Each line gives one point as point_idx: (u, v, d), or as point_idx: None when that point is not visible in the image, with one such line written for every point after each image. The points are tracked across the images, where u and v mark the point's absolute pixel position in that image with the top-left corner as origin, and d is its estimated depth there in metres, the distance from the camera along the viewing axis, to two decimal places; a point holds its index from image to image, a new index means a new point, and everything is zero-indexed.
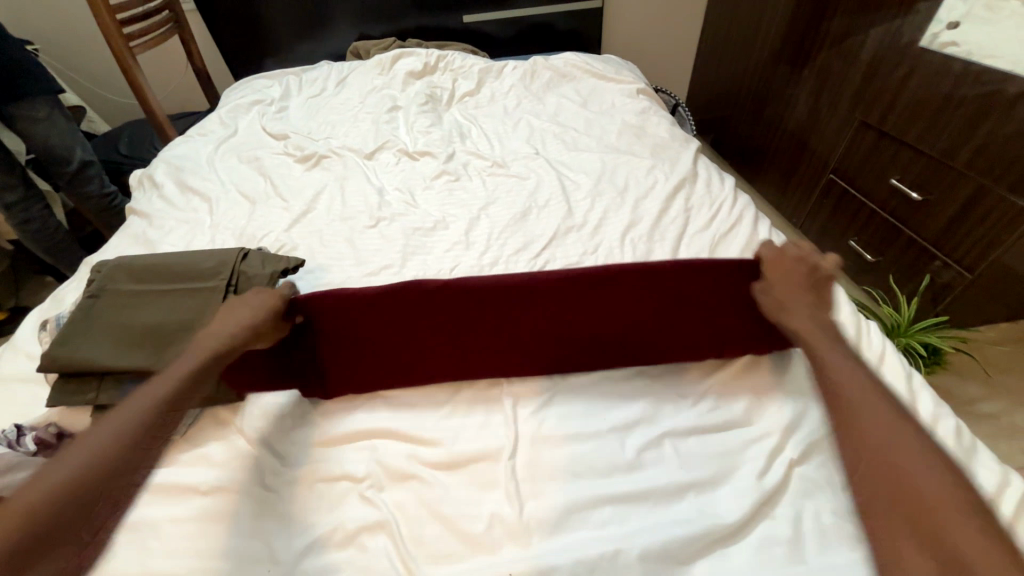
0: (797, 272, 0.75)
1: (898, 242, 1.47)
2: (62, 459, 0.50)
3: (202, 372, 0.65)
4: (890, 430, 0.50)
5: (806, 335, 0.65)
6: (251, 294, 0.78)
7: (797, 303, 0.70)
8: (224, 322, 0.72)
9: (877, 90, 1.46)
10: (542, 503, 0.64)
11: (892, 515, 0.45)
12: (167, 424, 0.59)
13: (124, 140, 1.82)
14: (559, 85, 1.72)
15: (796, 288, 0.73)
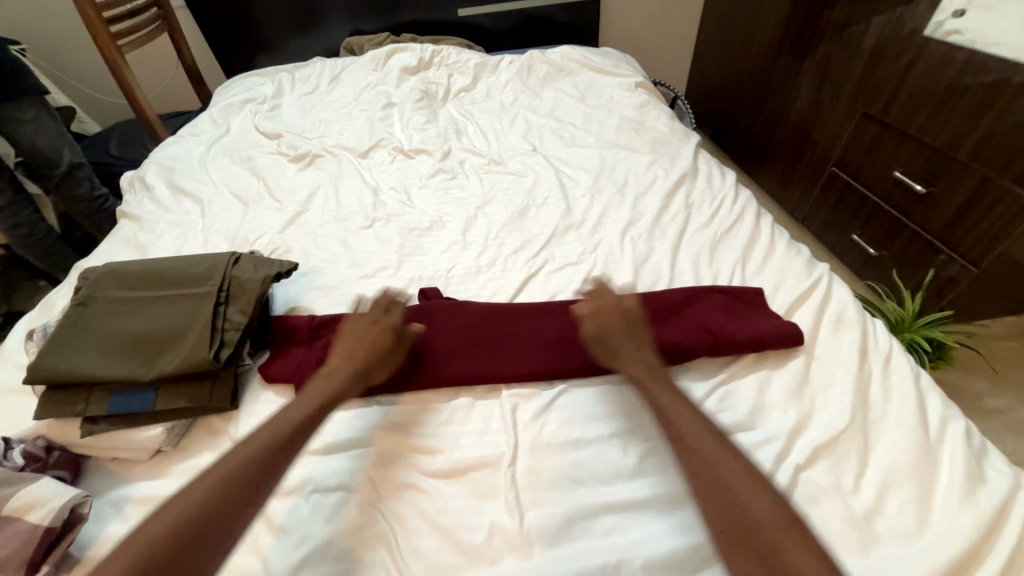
0: (608, 311, 0.76)
1: (901, 235, 1.45)
2: (173, 504, 0.52)
3: (310, 417, 0.64)
4: (732, 471, 0.55)
5: (641, 376, 0.67)
6: (369, 320, 0.78)
7: (623, 345, 0.71)
8: (340, 358, 0.72)
9: (880, 81, 1.43)
10: (543, 512, 0.62)
11: (745, 552, 0.49)
12: (268, 475, 0.56)
13: (115, 141, 1.79)
14: (556, 79, 1.69)
15: (620, 333, 0.73)
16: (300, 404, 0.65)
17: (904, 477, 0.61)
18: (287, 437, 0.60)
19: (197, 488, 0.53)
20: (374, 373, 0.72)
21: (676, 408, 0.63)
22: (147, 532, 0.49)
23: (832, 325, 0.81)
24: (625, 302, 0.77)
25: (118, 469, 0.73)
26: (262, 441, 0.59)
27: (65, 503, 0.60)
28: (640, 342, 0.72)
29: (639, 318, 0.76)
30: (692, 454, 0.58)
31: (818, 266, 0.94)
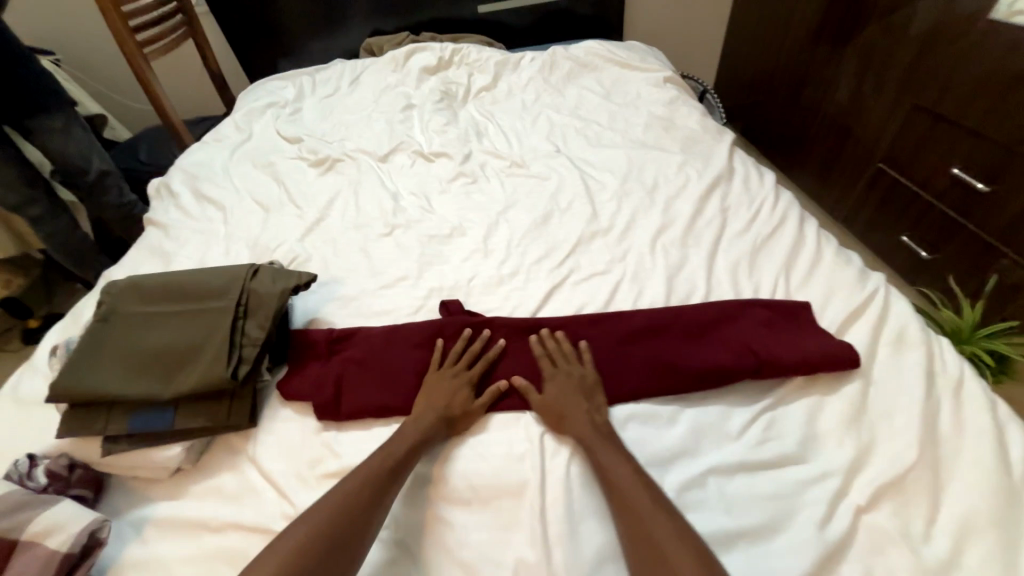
0: (562, 379, 0.74)
1: (958, 238, 1.34)
2: (296, 530, 0.56)
3: (410, 451, 0.66)
4: (658, 525, 0.55)
5: (591, 441, 0.65)
6: (451, 373, 0.77)
7: (575, 410, 0.69)
8: (424, 407, 0.72)
9: (933, 70, 1.32)
10: (576, 550, 0.58)
11: None
12: (377, 507, 0.60)
13: (143, 147, 1.82)
14: (580, 75, 1.63)
15: (566, 396, 0.71)
16: (401, 438, 0.67)
17: (983, 525, 0.56)
18: (391, 470, 0.63)
19: (316, 516, 0.57)
20: (461, 424, 0.71)
21: (623, 476, 0.60)
22: (275, 554, 0.53)
23: (892, 345, 0.75)
24: (579, 368, 0.75)
25: (140, 487, 0.72)
26: (369, 474, 0.62)
27: (82, 529, 0.59)
28: (594, 408, 0.70)
29: (591, 381, 0.73)
30: (642, 537, 0.55)
31: (872, 277, 0.86)
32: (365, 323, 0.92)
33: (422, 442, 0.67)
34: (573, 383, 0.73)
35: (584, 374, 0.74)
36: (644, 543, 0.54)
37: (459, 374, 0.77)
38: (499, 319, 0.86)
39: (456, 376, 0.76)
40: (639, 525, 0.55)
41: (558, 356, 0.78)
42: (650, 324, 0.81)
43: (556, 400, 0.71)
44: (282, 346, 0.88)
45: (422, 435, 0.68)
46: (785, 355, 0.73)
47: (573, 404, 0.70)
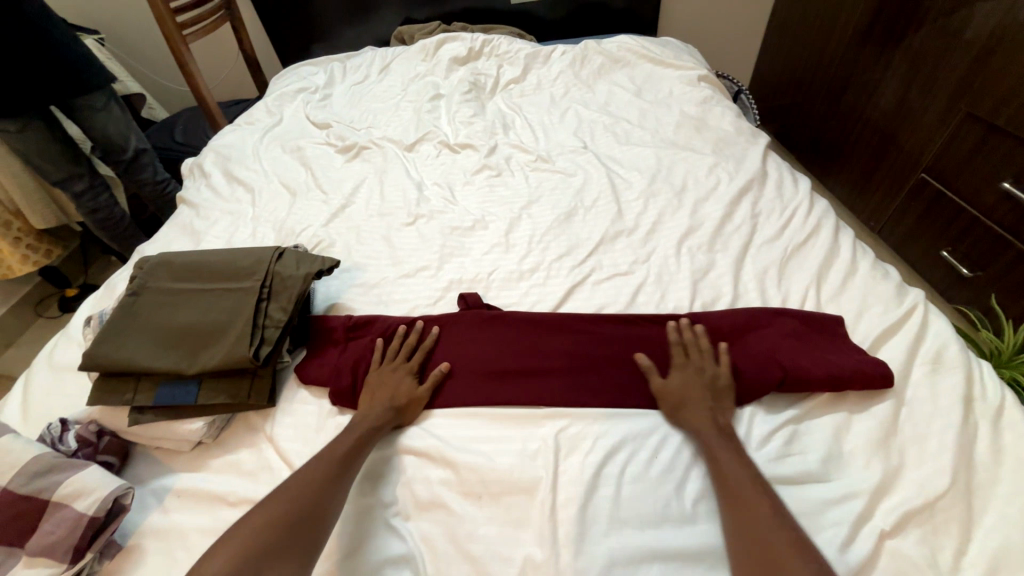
0: (688, 371, 0.72)
1: (1004, 257, 1.27)
2: (264, 507, 0.57)
3: (367, 434, 0.68)
4: (771, 528, 0.53)
5: (710, 438, 0.64)
6: (393, 366, 0.78)
7: (696, 406, 0.68)
8: (370, 399, 0.74)
9: (993, 77, 1.24)
10: (585, 553, 0.57)
11: None
12: (341, 483, 0.62)
13: (179, 127, 1.87)
14: (611, 71, 1.59)
15: (694, 390, 0.69)
16: (357, 424, 0.69)
17: (1019, 561, 0.53)
18: (350, 451, 0.65)
19: (280, 496, 0.58)
20: (409, 410, 0.74)
21: (739, 476, 0.59)
22: (243, 530, 0.55)
23: (929, 365, 0.72)
24: (711, 365, 0.73)
25: (163, 457, 0.75)
26: (329, 456, 0.64)
27: (109, 494, 0.61)
28: (718, 409, 0.68)
29: (722, 384, 0.70)
30: (752, 540, 0.53)
31: (910, 293, 0.83)
32: (384, 311, 0.93)
33: (379, 426, 0.70)
34: (702, 380, 0.71)
35: (717, 373, 0.71)
36: (754, 546, 0.52)
37: (398, 366, 0.78)
38: (514, 314, 0.86)
39: (394, 368, 0.78)
40: (750, 526, 0.54)
41: (693, 348, 0.75)
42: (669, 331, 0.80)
43: (680, 394, 0.69)
44: (305, 330, 0.89)
45: (379, 420, 0.70)
46: (814, 370, 0.70)
47: (696, 398, 0.68)
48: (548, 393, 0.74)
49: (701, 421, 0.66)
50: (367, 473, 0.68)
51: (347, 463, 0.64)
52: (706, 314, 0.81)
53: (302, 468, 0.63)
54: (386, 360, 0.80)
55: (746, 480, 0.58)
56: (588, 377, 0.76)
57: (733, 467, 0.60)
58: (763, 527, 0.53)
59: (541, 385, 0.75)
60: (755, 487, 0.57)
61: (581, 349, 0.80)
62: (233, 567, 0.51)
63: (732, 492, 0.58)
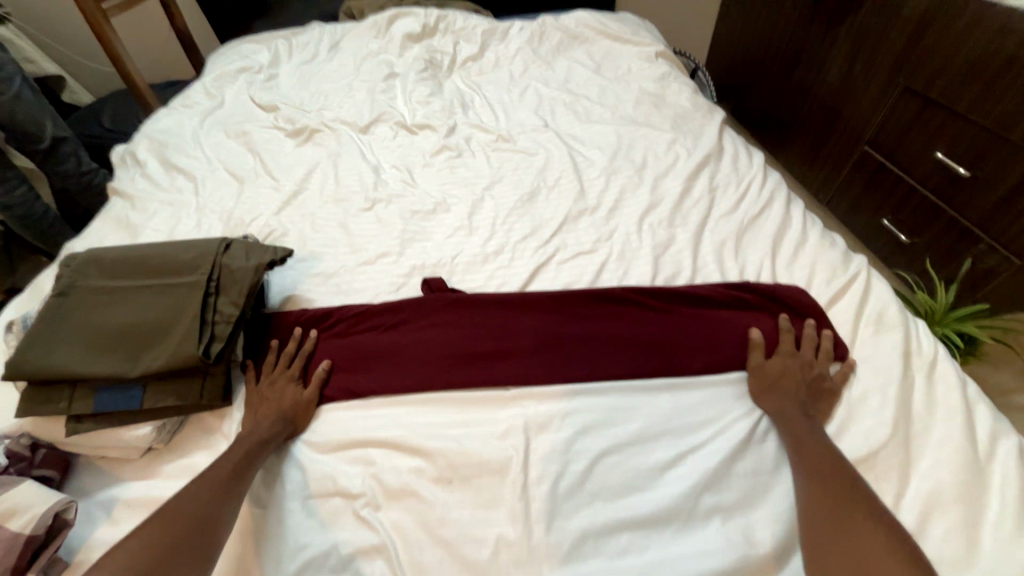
0: (791, 361, 0.71)
1: (938, 223, 1.36)
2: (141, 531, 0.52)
3: (251, 451, 0.64)
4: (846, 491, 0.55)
5: (799, 428, 0.63)
6: (269, 378, 0.76)
7: (788, 396, 0.67)
8: (256, 413, 0.70)
9: (928, 52, 1.30)
10: (557, 528, 0.58)
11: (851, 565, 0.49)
12: (227, 501, 0.58)
13: (107, 112, 1.71)
14: (569, 47, 1.57)
15: (792, 381, 0.69)
16: (240, 439, 0.66)
17: (950, 499, 0.58)
18: (233, 469, 0.61)
19: (154, 522, 0.54)
20: (301, 416, 0.72)
21: (814, 443, 0.61)
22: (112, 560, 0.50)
23: (872, 326, 0.76)
24: (819, 363, 0.71)
25: (110, 466, 0.70)
26: (213, 477, 0.60)
27: (47, 510, 0.57)
28: (811, 403, 0.67)
29: (824, 387, 0.69)
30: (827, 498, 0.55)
31: (854, 259, 0.87)
32: (345, 300, 0.89)
33: (267, 437, 0.66)
34: (808, 373, 0.70)
35: (823, 371, 0.70)
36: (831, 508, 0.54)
37: (273, 377, 0.76)
38: (477, 297, 0.85)
39: (271, 378, 0.75)
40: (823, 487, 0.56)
41: (809, 345, 0.73)
42: (633, 310, 0.82)
43: (777, 379, 0.69)
44: (259, 325, 0.85)
45: (267, 432, 0.67)
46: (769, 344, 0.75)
47: (791, 386, 0.68)
48: (516, 373, 0.74)
49: (790, 403, 0.66)
50: (253, 491, 0.65)
51: (232, 483, 0.60)
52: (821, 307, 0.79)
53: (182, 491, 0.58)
54: (265, 373, 0.77)
55: (823, 446, 0.61)
56: (557, 357, 0.76)
57: (808, 433, 0.63)
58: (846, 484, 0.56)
59: (508, 367, 0.75)
60: (829, 457, 0.59)
61: (547, 328, 0.80)
62: None
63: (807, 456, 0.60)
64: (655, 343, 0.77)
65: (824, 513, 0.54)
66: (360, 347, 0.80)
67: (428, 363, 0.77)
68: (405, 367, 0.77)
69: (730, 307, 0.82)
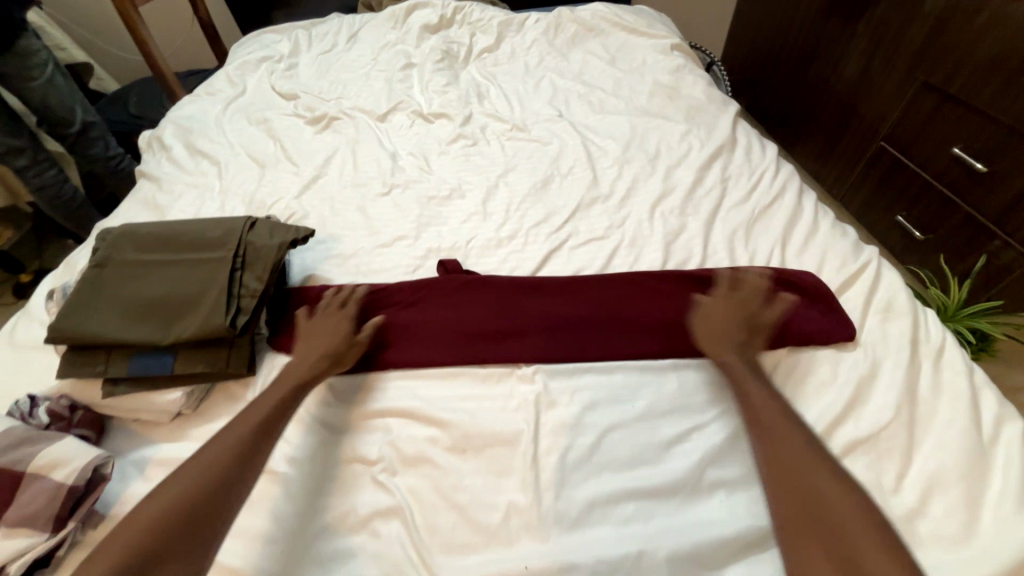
0: (730, 304, 0.74)
1: (952, 219, 1.36)
2: (193, 462, 0.57)
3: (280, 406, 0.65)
4: (802, 453, 0.55)
5: (735, 367, 0.67)
6: (326, 316, 0.79)
7: (729, 338, 0.70)
8: (309, 349, 0.74)
9: (947, 46, 1.29)
10: (564, 496, 0.61)
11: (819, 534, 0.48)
12: (256, 452, 0.59)
13: (133, 99, 1.76)
14: (585, 39, 1.58)
15: (729, 323, 0.72)
16: (284, 380, 0.69)
17: (952, 478, 0.59)
18: (276, 410, 0.64)
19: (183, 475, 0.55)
20: (346, 356, 0.75)
21: (767, 406, 0.61)
22: (159, 496, 0.53)
23: (880, 314, 0.77)
24: (757, 302, 0.74)
25: (142, 429, 0.74)
26: (254, 415, 0.63)
27: (87, 463, 0.61)
28: (748, 341, 0.70)
29: (760, 321, 0.72)
30: (788, 463, 0.54)
31: (865, 249, 0.88)
32: (363, 280, 0.92)
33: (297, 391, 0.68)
34: (747, 315, 0.73)
35: (756, 309, 0.73)
36: (792, 473, 0.53)
37: (327, 319, 0.79)
38: (492, 279, 0.88)
39: (325, 320, 0.78)
40: (782, 451, 0.56)
41: (749, 289, 0.76)
42: (642, 294, 0.84)
43: (713, 325, 0.73)
44: (281, 302, 0.89)
45: (293, 389, 0.68)
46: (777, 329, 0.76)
47: (730, 331, 0.71)
48: (526, 351, 0.77)
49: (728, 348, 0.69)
50: (317, 447, 0.68)
51: (260, 435, 0.61)
52: (831, 291, 0.81)
53: (211, 444, 0.59)
54: (319, 313, 0.80)
55: (774, 406, 0.60)
56: (566, 336, 0.78)
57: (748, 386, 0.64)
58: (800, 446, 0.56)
59: (520, 345, 0.78)
60: (781, 414, 0.59)
61: (557, 310, 0.82)
62: (163, 514, 0.51)
63: (760, 419, 0.60)
64: (663, 325, 0.79)
65: (789, 481, 0.53)
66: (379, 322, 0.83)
67: (444, 339, 0.79)
68: (421, 341, 0.80)
69: None
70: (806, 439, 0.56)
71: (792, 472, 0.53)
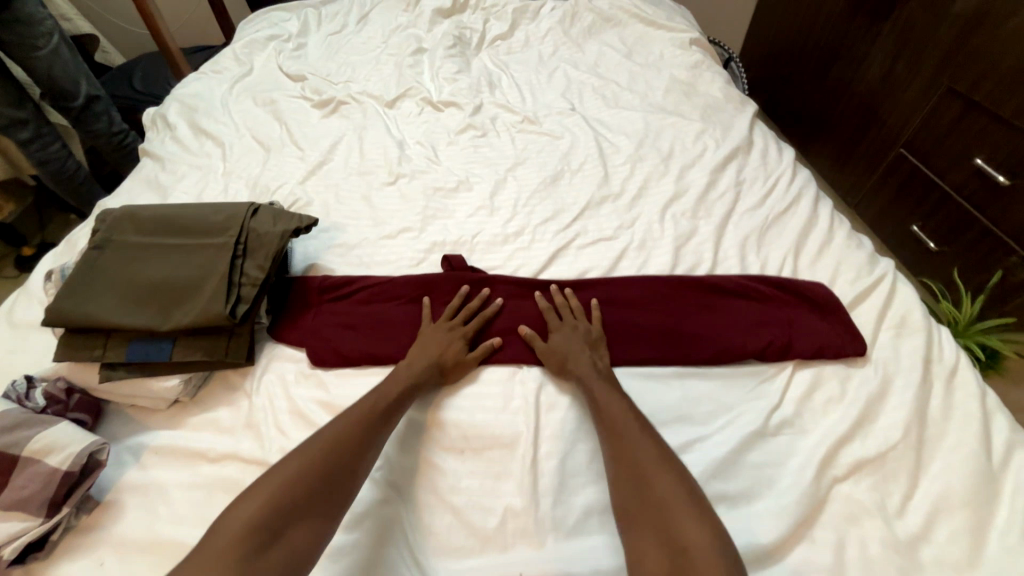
0: (569, 332, 0.75)
1: (970, 232, 1.33)
2: (320, 438, 0.59)
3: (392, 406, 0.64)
4: (637, 442, 0.59)
5: (591, 380, 0.67)
6: (448, 327, 0.77)
7: (578, 356, 0.71)
8: (416, 355, 0.72)
9: (975, 52, 1.25)
10: (563, 502, 0.60)
11: (645, 521, 0.52)
12: (365, 451, 0.59)
13: (138, 74, 1.73)
14: (602, 30, 1.53)
15: (578, 347, 0.72)
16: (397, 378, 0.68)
17: (959, 504, 0.58)
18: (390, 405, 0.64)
19: (299, 458, 0.56)
20: (451, 372, 0.72)
21: (613, 403, 0.64)
22: (290, 464, 0.56)
23: (893, 331, 0.76)
24: (584, 323, 0.77)
25: (139, 414, 0.73)
26: (370, 404, 0.64)
27: (83, 449, 0.60)
28: (597, 355, 0.73)
29: (597, 337, 0.75)
30: (623, 455, 0.58)
31: (881, 263, 0.86)
32: (366, 272, 0.91)
33: (408, 394, 0.67)
34: (582, 340, 0.74)
35: (590, 329, 0.76)
36: (628, 464, 0.57)
37: (452, 334, 0.76)
38: (497, 277, 0.86)
39: (452, 335, 0.75)
40: (621, 442, 0.59)
41: (566, 313, 0.78)
42: (648, 299, 0.82)
43: (559, 357, 0.71)
44: (283, 290, 0.87)
45: (404, 390, 0.67)
46: (786, 341, 0.74)
47: (581, 357, 0.71)
48: (521, 352, 0.76)
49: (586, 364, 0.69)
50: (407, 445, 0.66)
51: (370, 425, 0.61)
52: (842, 304, 0.79)
53: (335, 421, 0.61)
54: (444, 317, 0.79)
55: (617, 407, 0.63)
56: None
57: (603, 394, 0.65)
58: (629, 432, 0.60)
59: (518, 347, 0.76)
60: (622, 410, 0.63)
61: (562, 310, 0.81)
62: (294, 482, 0.54)
63: (600, 413, 0.63)
64: (668, 332, 0.77)
65: (626, 471, 0.57)
66: (377, 318, 0.82)
67: None
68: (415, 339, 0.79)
69: (748, 300, 0.81)
70: (639, 429, 0.60)
71: (635, 471, 0.56)
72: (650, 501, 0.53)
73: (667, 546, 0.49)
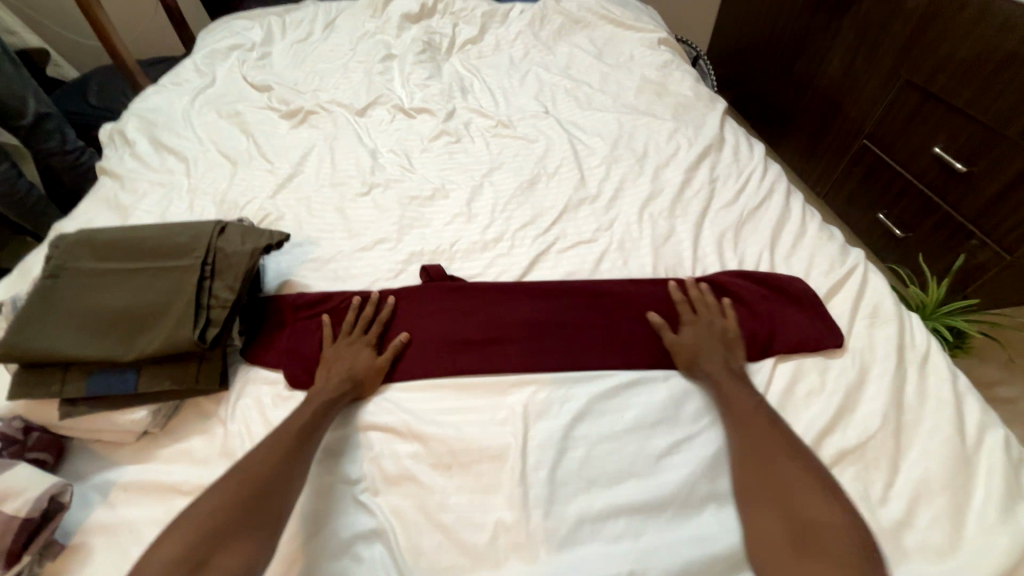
0: (701, 329, 0.75)
1: (931, 218, 1.38)
2: (239, 465, 0.57)
3: (309, 425, 0.63)
4: (761, 433, 0.61)
5: (720, 376, 0.69)
6: (350, 342, 0.76)
7: (710, 354, 0.72)
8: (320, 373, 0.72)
9: (930, 46, 1.29)
10: (555, 513, 0.59)
11: (766, 503, 0.55)
12: (294, 470, 0.58)
13: (93, 88, 1.66)
14: (571, 32, 1.54)
15: (709, 344, 0.73)
16: (310, 398, 0.67)
17: (937, 489, 0.59)
18: (308, 423, 0.63)
19: (223, 487, 0.54)
20: (367, 383, 0.72)
21: (735, 396, 0.66)
22: (214, 492, 0.54)
23: (867, 320, 0.77)
24: (719, 319, 0.77)
25: (105, 449, 0.70)
26: (289, 427, 0.62)
27: (42, 493, 0.56)
28: (730, 354, 0.73)
29: (733, 336, 0.75)
30: (748, 442, 0.61)
31: (852, 253, 0.88)
32: (342, 285, 0.89)
33: (325, 413, 0.65)
34: (714, 337, 0.74)
35: (727, 326, 0.75)
36: (753, 450, 0.60)
37: (352, 347, 0.75)
38: (477, 285, 0.85)
39: (351, 349, 0.75)
40: (745, 431, 0.62)
41: (701, 307, 0.79)
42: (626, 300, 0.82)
43: (691, 352, 0.73)
44: (256, 311, 0.85)
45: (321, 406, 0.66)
46: (764, 337, 0.75)
47: (712, 356, 0.72)
48: (504, 358, 0.75)
49: (718, 368, 0.70)
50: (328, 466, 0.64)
51: (296, 445, 0.60)
52: (818, 296, 0.80)
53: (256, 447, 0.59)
54: (343, 333, 0.78)
55: (747, 403, 0.65)
56: (548, 344, 0.77)
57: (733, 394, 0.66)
58: (756, 421, 0.63)
59: (502, 354, 0.75)
60: (755, 407, 0.64)
61: (545, 315, 0.80)
62: (229, 506, 0.52)
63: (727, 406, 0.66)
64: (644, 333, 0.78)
65: (750, 454, 0.60)
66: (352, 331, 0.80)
67: (421, 350, 0.76)
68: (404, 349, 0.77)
69: (728, 296, 0.82)
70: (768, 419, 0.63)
71: (756, 457, 0.59)
72: (773, 485, 0.56)
73: (793, 528, 0.52)
